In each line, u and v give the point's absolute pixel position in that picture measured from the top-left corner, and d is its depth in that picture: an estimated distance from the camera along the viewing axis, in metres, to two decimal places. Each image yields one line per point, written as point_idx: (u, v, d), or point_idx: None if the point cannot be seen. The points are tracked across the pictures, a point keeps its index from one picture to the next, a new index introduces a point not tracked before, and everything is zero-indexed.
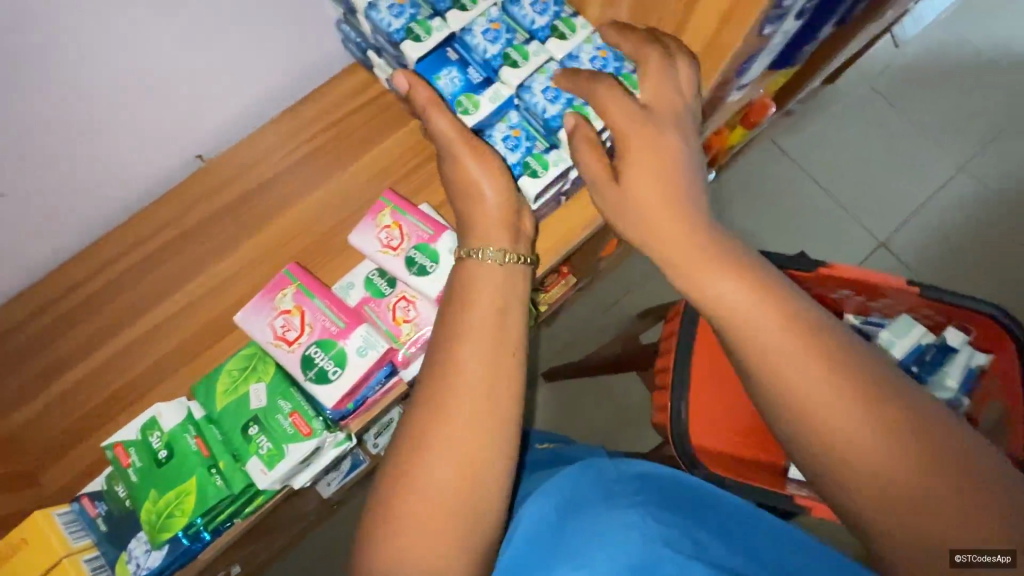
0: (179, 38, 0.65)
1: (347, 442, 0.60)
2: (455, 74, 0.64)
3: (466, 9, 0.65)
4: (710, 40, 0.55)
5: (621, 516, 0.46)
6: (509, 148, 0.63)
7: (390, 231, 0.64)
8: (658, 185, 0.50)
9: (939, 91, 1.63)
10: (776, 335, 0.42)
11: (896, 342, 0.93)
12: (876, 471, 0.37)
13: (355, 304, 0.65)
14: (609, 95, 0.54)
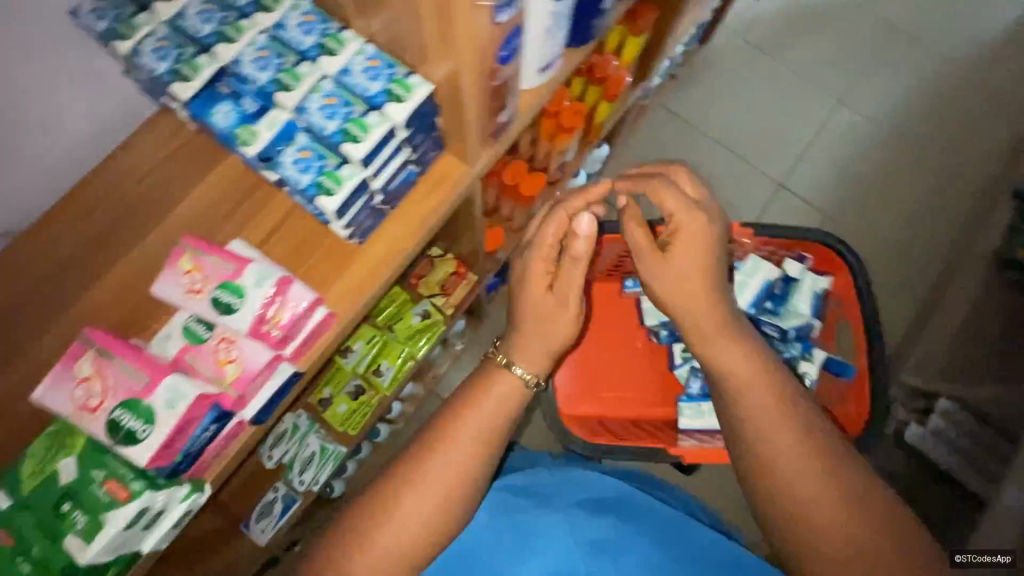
0: None
1: (192, 493, 0.61)
2: (230, 108, 0.63)
3: (232, 41, 0.64)
4: (444, 33, 0.56)
5: (537, 521, 0.82)
6: (301, 171, 0.64)
7: (193, 275, 0.64)
8: (698, 263, 0.71)
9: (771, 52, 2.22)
10: (781, 425, 0.66)
11: (748, 281, 0.98)
12: (832, 518, 0.61)
13: (174, 355, 0.64)
14: (663, 188, 0.75)
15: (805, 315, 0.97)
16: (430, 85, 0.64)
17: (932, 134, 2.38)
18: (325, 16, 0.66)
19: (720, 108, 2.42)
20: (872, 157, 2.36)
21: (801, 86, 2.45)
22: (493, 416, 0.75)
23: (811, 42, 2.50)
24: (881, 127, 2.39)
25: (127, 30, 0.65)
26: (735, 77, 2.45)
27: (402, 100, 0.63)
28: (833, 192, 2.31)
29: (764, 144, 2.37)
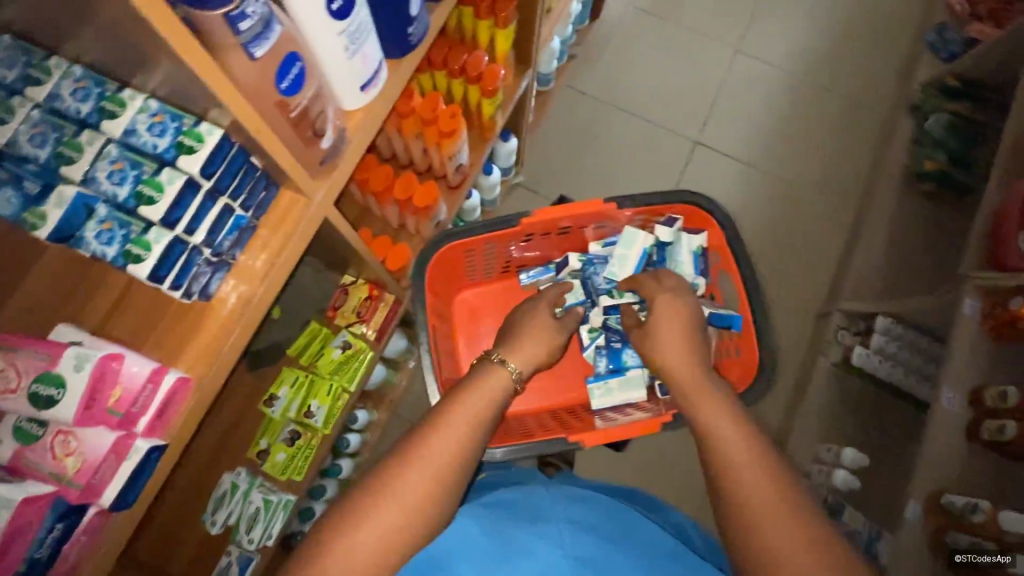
0: None
1: None
2: (8, 194, 0.59)
3: (3, 122, 0.62)
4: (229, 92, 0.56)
5: (536, 543, 0.71)
6: (106, 243, 0.62)
7: (5, 373, 0.61)
8: (678, 330, 0.93)
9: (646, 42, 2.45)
10: (750, 458, 0.71)
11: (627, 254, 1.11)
12: (787, 539, 0.63)
13: (10, 459, 0.61)
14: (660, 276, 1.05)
15: (688, 273, 1.07)
16: (221, 129, 0.62)
17: (826, 68, 2.46)
18: (100, 78, 0.63)
19: (623, 79, 2.44)
20: (775, 99, 2.42)
21: (696, 43, 2.49)
22: (481, 402, 0.83)
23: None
24: (779, 69, 2.45)
25: None
26: (631, 47, 2.48)
27: (194, 151, 0.62)
28: (746, 139, 2.35)
29: (671, 106, 2.40)
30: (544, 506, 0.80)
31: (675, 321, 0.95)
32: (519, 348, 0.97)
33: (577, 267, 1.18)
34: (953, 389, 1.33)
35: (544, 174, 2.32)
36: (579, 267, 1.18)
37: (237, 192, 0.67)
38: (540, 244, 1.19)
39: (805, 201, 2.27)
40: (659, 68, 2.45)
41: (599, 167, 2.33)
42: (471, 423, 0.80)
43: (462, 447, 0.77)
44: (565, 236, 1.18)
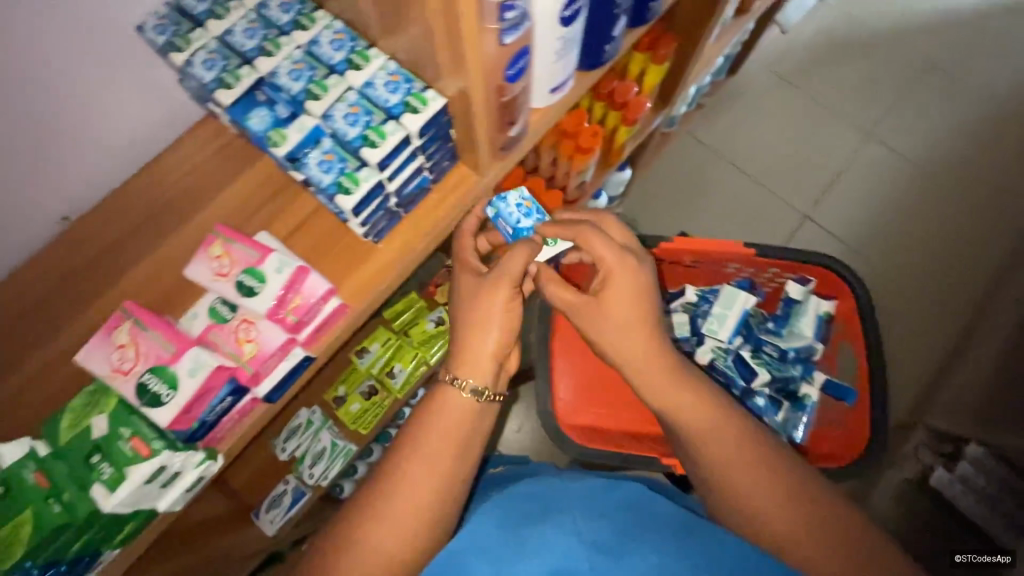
0: (33, 84, 0.70)
1: (209, 460, 0.67)
2: (264, 114, 0.71)
3: (272, 55, 0.72)
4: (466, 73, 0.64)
5: (549, 534, 0.61)
6: (324, 171, 0.70)
7: (221, 260, 0.69)
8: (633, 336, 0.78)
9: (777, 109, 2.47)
10: (779, 504, 0.64)
11: (727, 313, 1.03)
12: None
13: (200, 332, 0.70)
14: (595, 235, 0.82)
15: (808, 337, 0.98)
16: (444, 98, 0.70)
17: (967, 173, 2.32)
18: (355, 36, 0.73)
19: (745, 138, 2.43)
20: (903, 192, 2.31)
21: (829, 119, 2.44)
22: (443, 430, 0.72)
23: (839, 77, 2.51)
24: (915, 162, 2.34)
25: (182, 44, 0.74)
26: (760, 108, 2.47)
27: (417, 112, 0.69)
28: (862, 224, 2.26)
29: (788, 174, 2.37)
30: (556, 494, 0.69)
31: (622, 320, 0.80)
32: (467, 348, 0.79)
33: (693, 300, 1.06)
34: None
35: (647, 208, 2.34)
36: (693, 302, 1.07)
37: (427, 170, 0.78)
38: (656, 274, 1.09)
39: (915, 300, 2.10)
40: (783, 135, 2.43)
41: (700, 216, 2.32)
42: (456, 435, 0.72)
43: (457, 465, 0.70)
44: (680, 270, 1.08)
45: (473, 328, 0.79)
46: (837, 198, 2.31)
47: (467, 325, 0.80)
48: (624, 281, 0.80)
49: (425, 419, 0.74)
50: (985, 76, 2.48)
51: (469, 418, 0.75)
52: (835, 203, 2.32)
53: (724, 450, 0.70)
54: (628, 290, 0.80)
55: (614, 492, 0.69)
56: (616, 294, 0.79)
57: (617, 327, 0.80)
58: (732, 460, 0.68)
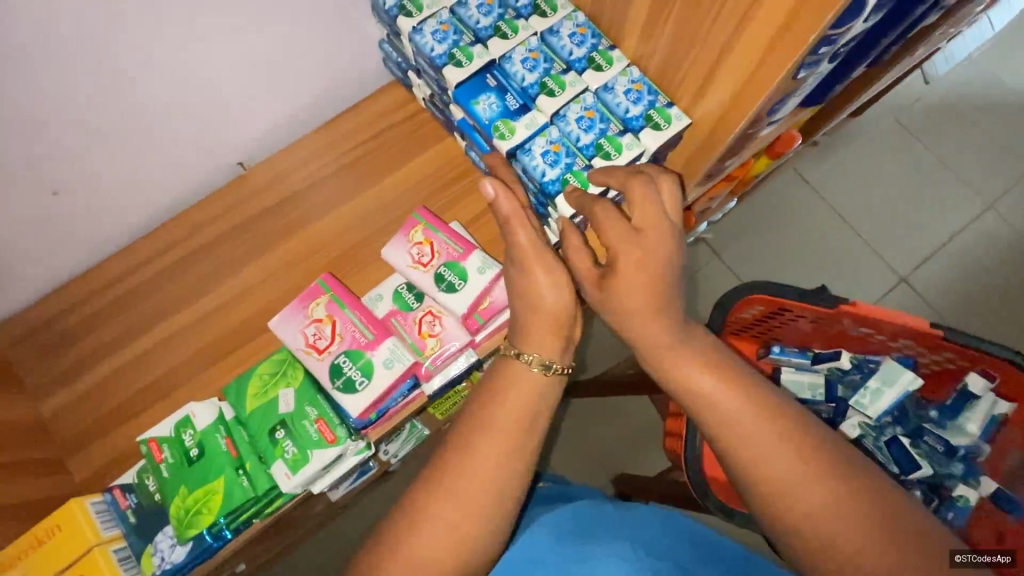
0: (256, 29, 0.68)
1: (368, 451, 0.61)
2: (493, 100, 0.66)
3: (507, 38, 0.68)
4: (732, 97, 0.57)
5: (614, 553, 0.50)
6: (549, 163, 0.64)
7: (421, 247, 0.66)
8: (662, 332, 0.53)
9: (936, 137, 1.87)
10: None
11: (884, 391, 0.94)
12: None
13: (383, 315, 0.67)
14: (603, 216, 0.56)
15: (972, 434, 0.90)
16: (688, 119, 0.64)
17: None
18: (598, 32, 0.68)
19: (858, 182, 1.83)
20: None
21: (952, 185, 1.83)
22: (519, 402, 0.53)
23: (978, 136, 1.88)
24: None
25: (412, 9, 0.70)
26: (875, 158, 1.85)
27: (660, 128, 0.63)
28: (973, 316, 1.71)
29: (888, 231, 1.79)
30: (611, 515, 0.56)
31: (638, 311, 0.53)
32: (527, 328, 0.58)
33: (845, 366, 0.99)
34: None
35: (736, 243, 1.77)
36: (845, 368, 0.99)
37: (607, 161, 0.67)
38: (810, 329, 1.01)
39: None
40: (898, 194, 1.82)
41: (789, 264, 1.76)
42: (524, 411, 0.53)
43: (512, 470, 0.50)
44: (841, 336, 0.99)
45: (526, 310, 0.58)
46: (942, 272, 1.75)
47: (518, 300, 0.59)
48: (632, 273, 0.53)
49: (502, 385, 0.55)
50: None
51: (532, 400, 0.54)
52: (971, 281, 1.75)
53: (777, 466, 0.46)
54: (643, 281, 0.53)
55: (653, 518, 0.56)
56: (620, 293, 0.53)
57: (632, 326, 0.54)
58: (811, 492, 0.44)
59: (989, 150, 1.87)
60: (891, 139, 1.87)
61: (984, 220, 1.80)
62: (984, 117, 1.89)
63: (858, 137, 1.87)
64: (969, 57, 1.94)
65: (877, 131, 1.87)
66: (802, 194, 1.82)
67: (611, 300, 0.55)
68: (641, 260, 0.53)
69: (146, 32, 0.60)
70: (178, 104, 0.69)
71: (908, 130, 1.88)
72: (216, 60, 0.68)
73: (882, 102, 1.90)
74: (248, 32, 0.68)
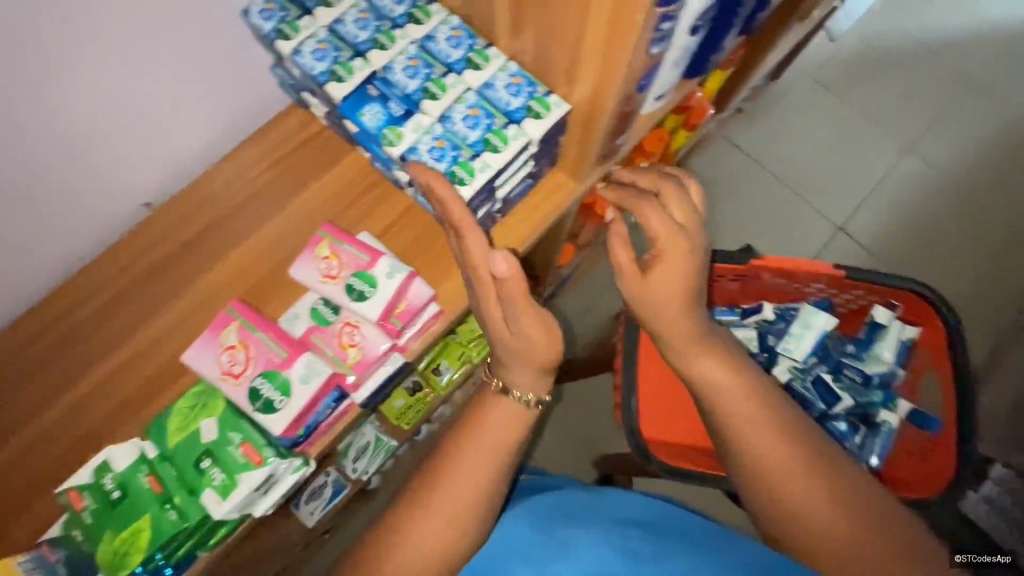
0: (135, 68, 0.68)
1: (305, 467, 0.62)
2: (377, 110, 0.68)
3: (385, 49, 0.70)
4: (598, 78, 0.61)
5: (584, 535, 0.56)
6: (435, 159, 0.66)
7: (329, 261, 0.67)
8: (681, 320, 0.64)
9: (851, 91, 1.98)
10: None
11: (805, 334, 1.01)
12: None
13: (301, 333, 0.68)
14: (652, 212, 0.65)
15: (886, 361, 0.96)
16: (567, 105, 0.68)
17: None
18: (472, 33, 0.70)
19: (788, 142, 1.92)
20: (974, 212, 1.85)
21: (872, 134, 1.93)
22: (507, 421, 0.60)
23: (889, 86, 1.98)
24: (984, 171, 1.88)
25: (290, 32, 0.71)
26: (798, 118, 1.94)
27: (540, 117, 0.67)
28: (906, 253, 1.81)
29: (820, 185, 1.88)
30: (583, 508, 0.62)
31: (680, 292, 0.63)
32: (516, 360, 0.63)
33: (769, 317, 1.04)
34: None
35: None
36: (770, 319, 1.04)
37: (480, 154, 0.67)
38: (735, 288, 1.06)
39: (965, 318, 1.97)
40: (824, 149, 1.91)
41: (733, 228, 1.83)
42: (516, 421, 0.61)
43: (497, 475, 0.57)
44: (760, 290, 1.05)
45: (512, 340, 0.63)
46: (875, 216, 1.85)
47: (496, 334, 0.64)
48: (676, 261, 0.63)
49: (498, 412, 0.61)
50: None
51: (514, 420, 0.61)
52: (901, 220, 1.85)
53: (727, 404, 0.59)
54: (682, 271, 0.63)
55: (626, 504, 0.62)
56: (666, 285, 0.63)
57: (666, 316, 0.64)
58: (771, 450, 0.55)
59: (902, 97, 1.98)
60: (812, 98, 1.97)
61: (907, 162, 1.91)
62: (892, 66, 2.00)
63: (781, 100, 1.96)
64: (871, 12, 2.05)
65: (798, 92, 1.96)
66: (737, 160, 1.90)
67: (654, 290, 0.63)
68: (682, 259, 0.63)
69: (16, 81, 0.59)
70: (67, 153, 0.68)
71: (825, 87, 1.98)
72: (97, 105, 0.67)
73: (799, 65, 1.99)
74: (132, 71, 0.67)
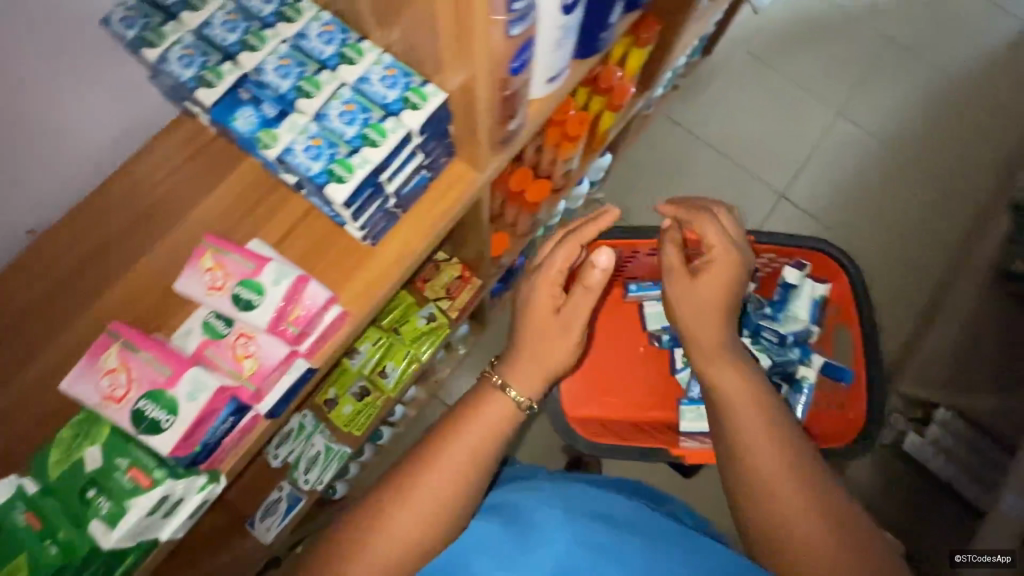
0: None
1: (211, 485, 0.61)
2: (251, 113, 0.66)
3: (255, 49, 0.68)
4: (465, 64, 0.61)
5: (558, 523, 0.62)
6: (311, 158, 0.64)
7: (214, 273, 0.66)
8: (717, 317, 0.77)
9: (781, 61, 2.03)
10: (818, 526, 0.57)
11: None
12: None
13: (194, 349, 0.66)
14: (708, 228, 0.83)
15: (803, 320, 0.99)
16: (445, 93, 0.67)
17: (951, 146, 1.96)
18: (345, 27, 0.69)
19: (724, 115, 1.97)
20: (901, 169, 1.94)
21: (803, 101, 1.99)
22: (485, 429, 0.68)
23: (814, 53, 2.05)
24: (907, 129, 1.96)
25: (154, 38, 0.68)
26: (734, 93, 1.99)
27: (417, 108, 0.66)
28: (840, 213, 1.89)
29: (760, 155, 1.94)
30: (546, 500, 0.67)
31: (723, 291, 0.79)
32: (528, 353, 0.77)
33: None
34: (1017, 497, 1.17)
35: (630, 196, 1.89)
36: None
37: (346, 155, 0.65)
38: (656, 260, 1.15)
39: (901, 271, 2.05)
40: (759, 119, 1.97)
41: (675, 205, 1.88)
42: (497, 420, 0.70)
43: (476, 459, 0.66)
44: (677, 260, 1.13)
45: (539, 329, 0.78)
46: (809, 181, 1.91)
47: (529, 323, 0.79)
48: (720, 272, 0.79)
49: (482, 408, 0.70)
50: (985, 23, 2.11)
51: (502, 417, 0.71)
52: (834, 182, 1.92)
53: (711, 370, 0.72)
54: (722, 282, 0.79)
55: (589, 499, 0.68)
56: (710, 284, 0.78)
57: (691, 311, 0.79)
58: (731, 415, 0.67)
59: (827, 62, 2.04)
60: (745, 70, 2.02)
61: (838, 125, 1.98)
62: (816, 33, 2.07)
63: (714, 75, 2.01)
64: None
65: (730, 65, 2.01)
66: (677, 137, 1.95)
67: (699, 287, 0.79)
68: (725, 270, 0.80)
69: None
70: None
71: (755, 59, 2.03)
72: None
73: (729, 39, 2.04)
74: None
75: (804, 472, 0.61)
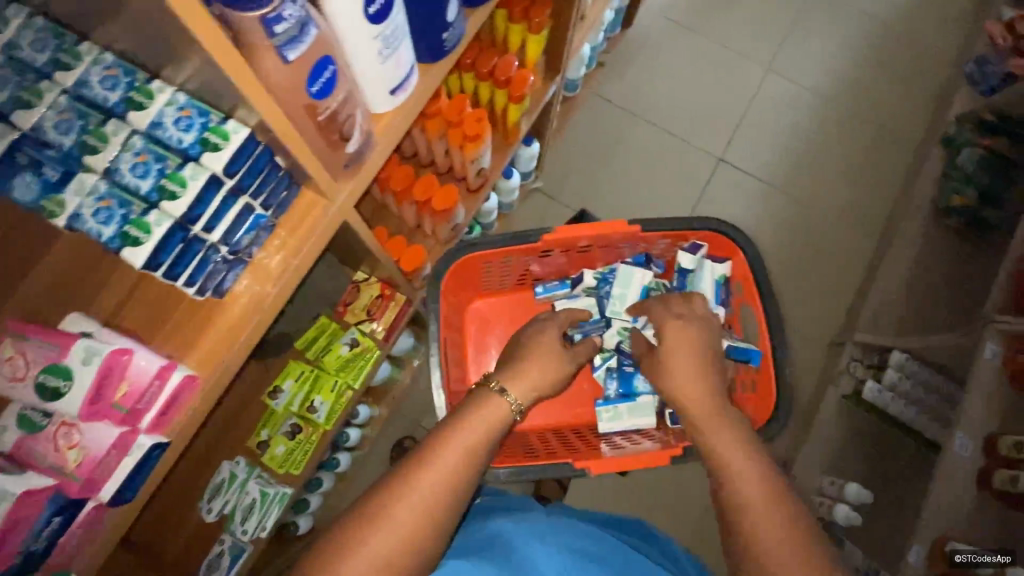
0: None
1: None
2: (29, 179, 0.59)
3: (29, 106, 0.60)
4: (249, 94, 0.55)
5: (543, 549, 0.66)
6: (103, 222, 0.60)
7: (13, 362, 0.59)
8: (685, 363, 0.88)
9: (703, 23, 2.00)
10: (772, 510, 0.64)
11: (626, 293, 1.11)
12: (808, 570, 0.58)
13: (10, 447, 0.59)
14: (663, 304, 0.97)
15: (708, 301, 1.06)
16: (248, 128, 0.61)
17: (882, 88, 1.95)
18: (130, 67, 0.62)
19: (653, 86, 1.93)
20: (834, 117, 1.92)
21: (731, 61, 1.96)
22: (486, 426, 0.74)
23: (735, 11, 2.01)
24: (834, 77, 1.94)
25: None
26: (662, 62, 1.95)
27: (218, 149, 0.61)
28: (780, 171, 1.86)
29: (695, 122, 1.90)
30: (518, 531, 0.70)
31: (685, 349, 0.90)
32: (522, 374, 0.88)
33: (593, 284, 1.16)
34: (968, 434, 1.11)
35: (568, 180, 1.84)
36: (594, 285, 1.16)
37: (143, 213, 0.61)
38: (563, 261, 1.16)
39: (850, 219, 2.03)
40: (689, 85, 1.93)
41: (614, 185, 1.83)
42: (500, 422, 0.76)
43: (473, 465, 0.69)
44: (581, 257, 1.16)
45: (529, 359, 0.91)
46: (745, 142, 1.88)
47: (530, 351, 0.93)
48: (681, 334, 0.92)
49: (483, 411, 0.77)
50: None
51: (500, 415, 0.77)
52: (770, 140, 1.90)
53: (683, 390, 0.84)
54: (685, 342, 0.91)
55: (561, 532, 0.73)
56: (674, 338, 0.92)
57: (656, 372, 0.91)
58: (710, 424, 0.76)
59: (750, 18, 2.01)
60: (670, 36, 1.98)
61: (770, 81, 1.95)
62: None
63: (639, 46, 1.96)
64: None
65: (654, 34, 1.97)
66: (610, 114, 1.90)
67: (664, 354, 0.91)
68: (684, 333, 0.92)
69: None
70: None
71: (678, 24, 1.99)
72: None
73: (650, 7, 2.00)
74: None
75: (770, 473, 0.69)
